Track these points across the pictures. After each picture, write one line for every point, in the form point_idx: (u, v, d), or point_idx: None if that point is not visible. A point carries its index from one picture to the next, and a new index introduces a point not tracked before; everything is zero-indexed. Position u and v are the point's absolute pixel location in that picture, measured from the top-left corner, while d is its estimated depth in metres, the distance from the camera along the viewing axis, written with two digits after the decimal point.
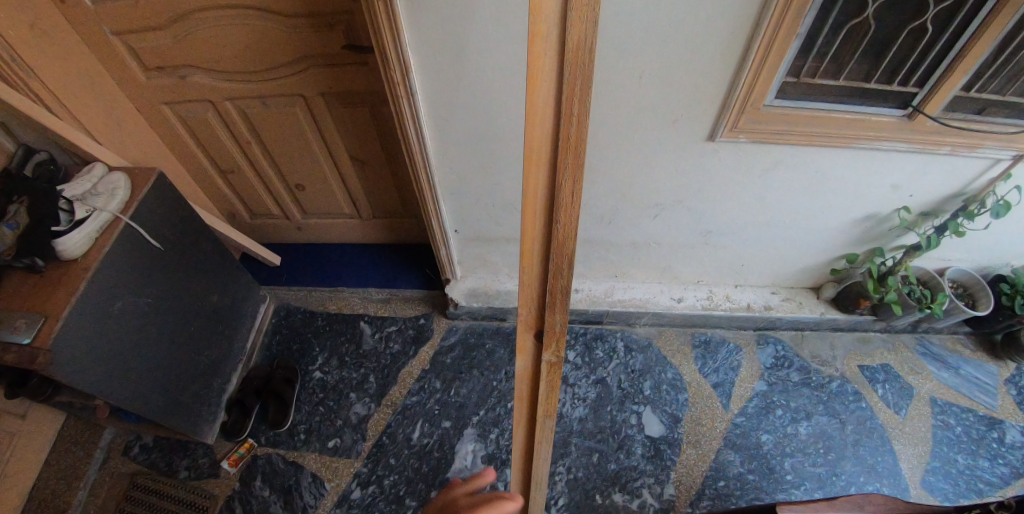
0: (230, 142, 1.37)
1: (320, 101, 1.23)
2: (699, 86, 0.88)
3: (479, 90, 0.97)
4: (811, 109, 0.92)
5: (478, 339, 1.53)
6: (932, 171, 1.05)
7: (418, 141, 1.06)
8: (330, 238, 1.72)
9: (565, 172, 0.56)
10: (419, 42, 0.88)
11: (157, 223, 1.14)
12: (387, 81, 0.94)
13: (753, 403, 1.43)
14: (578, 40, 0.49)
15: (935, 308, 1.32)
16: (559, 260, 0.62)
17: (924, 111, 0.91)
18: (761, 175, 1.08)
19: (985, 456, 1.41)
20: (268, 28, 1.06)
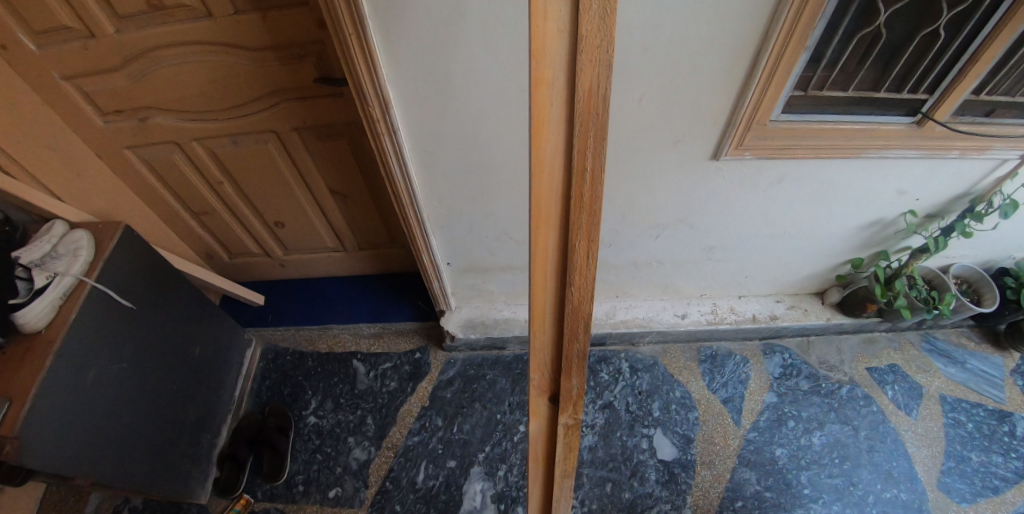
0: (200, 183, 1.29)
1: (295, 136, 1.16)
2: (701, 105, 0.83)
3: (467, 120, 0.91)
4: (818, 121, 0.88)
5: (478, 370, 1.48)
6: (939, 175, 1.02)
7: (403, 178, 1.00)
8: (315, 273, 1.65)
9: (578, 234, 0.51)
10: (398, 74, 0.81)
11: (127, 281, 1.06)
12: (366, 118, 0.88)
13: (764, 417, 1.41)
14: (590, 86, 0.42)
15: (943, 310, 1.30)
16: (575, 323, 0.57)
17: (934, 118, 0.88)
18: (765, 191, 1.04)
19: (998, 451, 1.39)
20: (231, 62, 0.98)
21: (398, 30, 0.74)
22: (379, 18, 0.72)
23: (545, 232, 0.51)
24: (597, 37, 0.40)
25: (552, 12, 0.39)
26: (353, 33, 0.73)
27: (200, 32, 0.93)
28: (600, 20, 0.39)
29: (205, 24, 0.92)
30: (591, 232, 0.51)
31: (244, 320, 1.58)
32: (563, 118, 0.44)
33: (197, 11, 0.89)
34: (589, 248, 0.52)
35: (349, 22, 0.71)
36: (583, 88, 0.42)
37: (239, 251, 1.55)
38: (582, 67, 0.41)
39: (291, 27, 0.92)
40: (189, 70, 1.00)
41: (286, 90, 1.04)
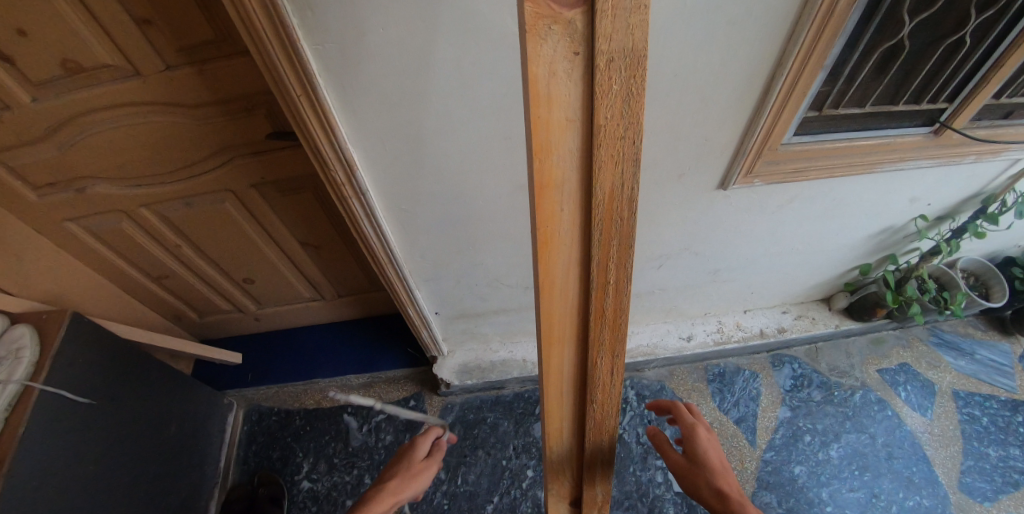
0: (157, 247, 1.20)
1: (253, 193, 1.07)
2: (709, 138, 0.87)
3: (441, 172, 0.84)
4: (833, 140, 0.92)
5: (478, 414, 1.41)
6: (950, 180, 1.08)
7: (377, 237, 0.95)
8: (295, 322, 1.57)
9: (602, 351, 0.60)
10: (361, 132, 0.74)
11: (81, 374, 0.95)
12: (329, 181, 0.80)
13: (779, 434, 1.36)
14: (610, 191, 0.44)
15: (955, 310, 1.34)
16: (600, 428, 0.68)
17: (952, 126, 0.93)
18: (777, 211, 1.08)
19: (1016, 443, 1.37)
20: (171, 121, 0.87)
21: (358, 84, 0.66)
22: (334, 75, 0.64)
23: (563, 349, 0.61)
24: (618, 126, 0.40)
25: (558, 104, 0.38)
26: (301, 93, 0.64)
27: (128, 91, 0.81)
28: (621, 105, 0.39)
29: (135, 83, 0.80)
30: (614, 347, 0.60)
31: (223, 381, 1.49)
32: (573, 221, 0.47)
33: (123, 70, 0.77)
34: (612, 363, 0.62)
35: (296, 82, 0.62)
36: (603, 191, 0.44)
37: (210, 309, 1.46)
38: (600, 165, 0.42)
39: (234, 78, 0.81)
40: (123, 135, 0.89)
41: (238, 146, 0.95)
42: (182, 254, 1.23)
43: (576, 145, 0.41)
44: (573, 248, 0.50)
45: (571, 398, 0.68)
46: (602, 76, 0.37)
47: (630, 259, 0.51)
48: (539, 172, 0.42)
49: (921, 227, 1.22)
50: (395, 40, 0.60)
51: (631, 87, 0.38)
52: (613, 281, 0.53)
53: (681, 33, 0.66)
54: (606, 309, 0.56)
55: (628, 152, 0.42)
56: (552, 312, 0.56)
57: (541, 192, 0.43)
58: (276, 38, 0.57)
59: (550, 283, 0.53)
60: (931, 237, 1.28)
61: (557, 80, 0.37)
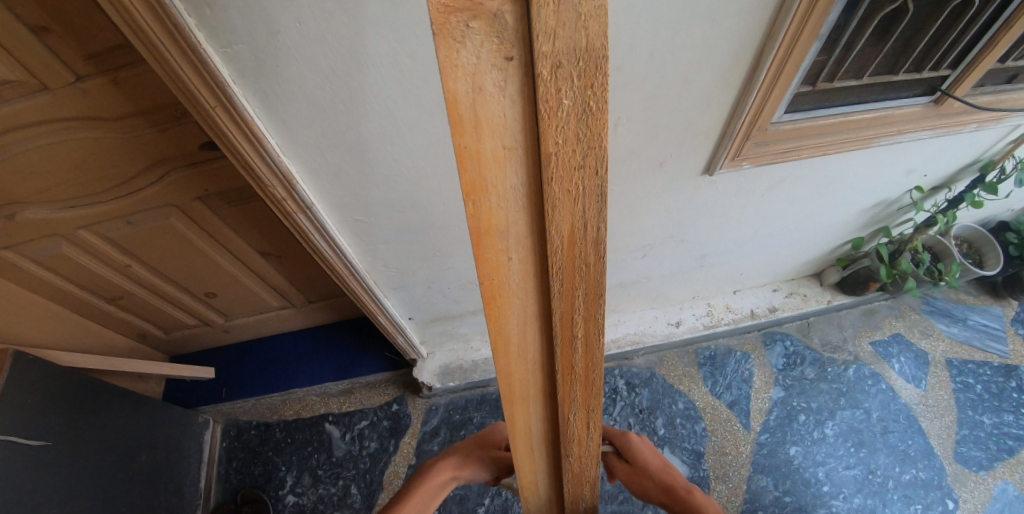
0: (106, 270, 1.12)
1: (200, 207, 1.00)
2: (693, 122, 0.82)
3: (392, 179, 0.78)
4: (828, 115, 0.89)
5: (464, 414, 1.37)
6: (949, 149, 1.05)
7: (334, 251, 0.89)
8: (266, 331, 1.50)
9: (575, 406, 0.55)
10: (295, 143, 0.67)
11: (31, 416, 0.89)
12: (269, 198, 0.73)
13: (773, 415, 1.33)
14: (571, 229, 0.37)
15: (950, 281, 1.30)
16: (579, 483, 0.64)
17: (953, 95, 0.90)
18: (767, 192, 1.03)
19: (1009, 409, 1.37)
20: (94, 137, 0.79)
21: (283, 91, 0.58)
22: (252, 83, 0.56)
23: (529, 407, 0.56)
24: (575, 152, 0.32)
25: (490, 129, 0.30)
26: (217, 105, 0.56)
27: (38, 109, 0.72)
28: (576, 128, 0.30)
29: (45, 98, 0.71)
30: (588, 402, 0.55)
31: (195, 399, 1.43)
32: (524, 271, 0.42)
33: (29, 85, 0.67)
34: (587, 419, 0.56)
35: (208, 93, 0.55)
36: (560, 233, 0.37)
37: (176, 326, 1.38)
38: (554, 203, 0.35)
39: (154, 86, 0.72)
40: (42, 157, 0.80)
41: (174, 158, 0.87)
42: (137, 275, 1.16)
43: (520, 180, 0.34)
44: (528, 299, 0.45)
45: (545, 454, 0.63)
46: (547, 88, 0.27)
47: (599, 308, 0.45)
48: (476, 216, 0.35)
49: (916, 198, 1.19)
50: (316, 39, 0.52)
51: (588, 102, 0.28)
52: (581, 333, 0.48)
53: (656, 5, 0.59)
54: (575, 363, 0.51)
55: (590, 185, 0.34)
56: (511, 371, 0.51)
57: (479, 240, 0.37)
58: (175, 48, 0.49)
59: (505, 341, 0.48)
60: (927, 208, 1.26)
61: (485, 97, 0.28)
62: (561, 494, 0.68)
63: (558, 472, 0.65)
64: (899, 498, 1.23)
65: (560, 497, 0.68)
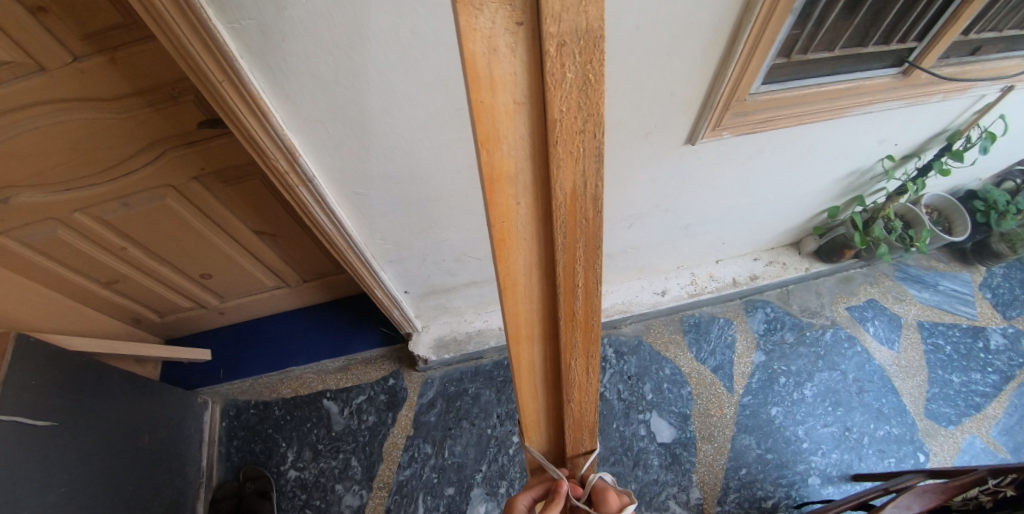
0: (102, 252, 1.13)
1: (196, 186, 1.01)
2: (677, 93, 0.85)
3: (392, 150, 0.80)
4: (802, 86, 0.92)
5: (459, 386, 1.42)
6: (919, 119, 1.10)
7: (334, 224, 0.91)
8: (261, 312, 1.52)
9: (576, 354, 0.58)
10: (299, 118, 0.69)
11: (37, 397, 0.91)
12: (272, 171, 0.75)
13: (755, 378, 1.40)
14: (573, 187, 0.42)
15: (920, 247, 1.37)
16: (580, 434, 0.67)
17: (919, 67, 0.95)
18: (747, 161, 1.07)
19: (976, 368, 1.45)
20: (91, 118, 0.80)
21: (289, 66, 0.60)
22: (261, 59, 0.58)
23: (532, 347, 0.59)
24: (576, 119, 0.37)
25: (503, 85, 0.35)
26: (225, 80, 0.58)
27: (38, 90, 0.73)
28: (577, 96, 0.36)
29: (40, 79, 0.71)
30: (587, 348, 0.58)
31: (193, 381, 1.44)
32: (531, 215, 0.46)
33: (27, 66, 0.69)
34: (587, 365, 0.60)
35: (215, 68, 0.56)
36: (564, 191, 0.42)
37: (171, 309, 1.40)
38: (559, 163, 0.40)
39: (151, 64, 0.74)
40: (40, 138, 0.80)
41: (170, 138, 0.88)
42: (136, 257, 1.17)
43: (526, 131, 0.39)
44: (534, 242, 0.48)
45: (547, 395, 0.66)
46: (553, 63, 0.33)
47: (597, 259, 0.50)
48: (489, 164, 0.40)
49: (888, 167, 1.24)
50: (320, 14, 0.54)
51: (587, 75, 0.35)
52: (582, 283, 0.52)
53: None
54: (576, 310, 0.54)
55: (590, 147, 0.40)
56: (517, 310, 0.54)
57: (491, 187, 0.41)
58: (193, 35, 0.52)
59: (513, 282, 0.51)
60: (898, 177, 1.30)
61: (498, 57, 0.33)
62: (562, 441, 0.70)
63: (559, 417, 0.68)
64: (874, 453, 1.30)
65: (562, 445, 0.70)
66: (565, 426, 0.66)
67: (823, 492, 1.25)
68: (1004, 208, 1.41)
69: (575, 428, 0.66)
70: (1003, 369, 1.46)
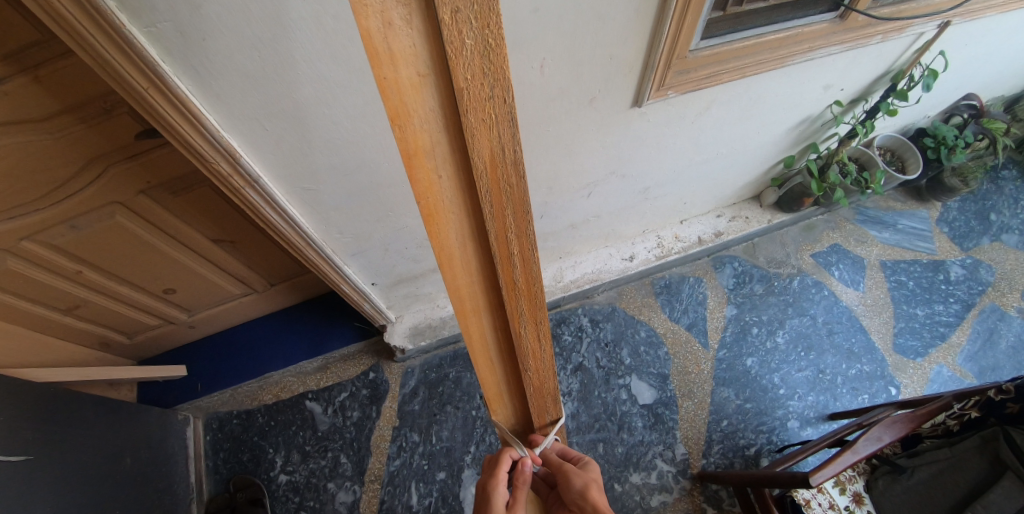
0: (53, 279, 1.08)
1: (144, 200, 0.98)
2: (615, 56, 0.81)
3: (334, 143, 0.76)
4: (740, 40, 0.90)
5: (440, 372, 1.44)
6: (862, 63, 1.10)
7: (287, 223, 0.88)
8: (233, 321, 1.50)
9: (524, 323, 0.58)
10: (235, 119, 0.64)
11: (12, 432, 0.87)
12: (215, 176, 0.71)
13: (728, 332, 1.43)
14: (492, 154, 0.39)
15: (875, 188, 1.40)
16: (543, 399, 0.68)
17: (856, 9, 0.93)
18: (696, 119, 1.06)
19: (939, 300, 1.51)
20: (20, 141, 0.76)
21: (214, 65, 0.55)
22: (183, 61, 0.54)
23: (480, 319, 0.59)
24: (483, 86, 0.34)
25: (403, 59, 0.32)
26: (150, 87, 0.54)
27: None
28: (480, 64, 0.33)
29: None
30: (535, 315, 0.58)
31: (171, 398, 1.42)
32: (456, 188, 0.43)
33: None
34: (538, 331, 0.60)
35: (136, 73, 0.52)
36: (482, 158, 0.39)
37: (140, 328, 1.36)
38: (472, 132, 0.37)
39: (77, 79, 0.71)
40: None
41: (110, 154, 0.85)
42: (93, 279, 1.13)
43: (437, 104, 0.36)
44: (464, 215, 0.46)
45: (504, 366, 0.66)
46: (449, 31, 0.30)
47: (529, 224, 0.47)
48: (403, 140, 0.37)
49: (837, 112, 1.25)
50: (237, 9, 0.50)
51: (487, 40, 0.31)
52: (517, 250, 0.50)
53: None
54: (516, 278, 0.53)
55: (501, 112, 0.36)
56: (458, 285, 0.53)
57: (410, 162, 0.39)
58: (110, 43, 0.48)
59: (448, 257, 0.49)
60: (848, 121, 1.32)
61: (395, 31, 0.31)
62: (527, 410, 0.72)
63: (521, 386, 0.68)
64: (848, 391, 1.35)
65: (526, 412, 0.72)
66: (526, 394, 0.67)
67: (802, 433, 1.29)
68: (952, 142, 1.43)
69: (537, 396, 0.67)
70: (963, 298, 1.52)
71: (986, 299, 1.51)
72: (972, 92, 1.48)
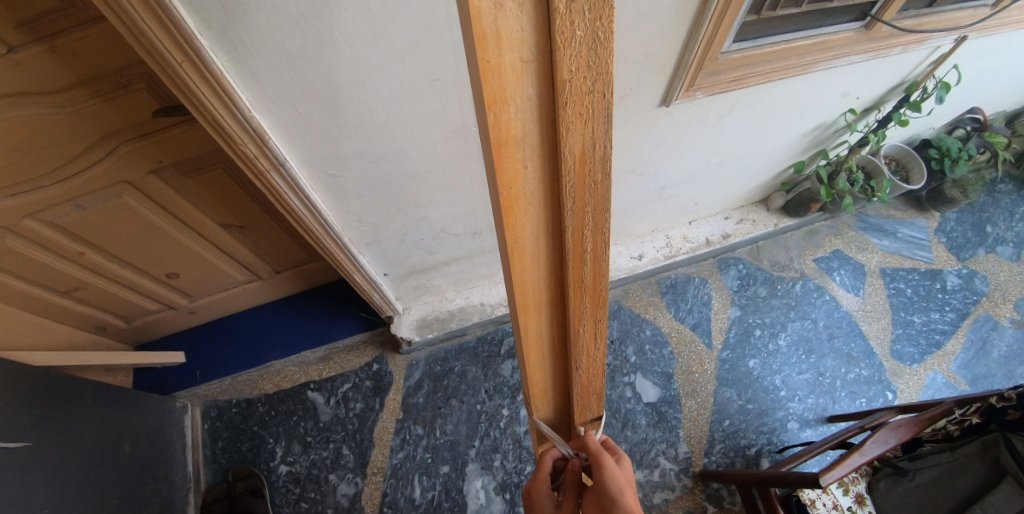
0: (54, 259, 1.06)
1: (154, 181, 0.96)
2: (650, 54, 0.81)
3: (366, 128, 0.76)
4: (769, 45, 0.91)
5: (444, 365, 1.43)
6: (880, 72, 1.12)
7: (307, 208, 0.86)
8: (236, 308, 1.48)
9: (583, 320, 0.55)
10: (268, 99, 0.64)
11: (10, 416, 0.85)
12: (240, 157, 0.70)
13: (732, 333, 1.45)
14: (582, 149, 0.37)
15: (880, 197, 1.43)
16: (587, 399, 0.64)
17: (882, 19, 0.94)
18: (718, 120, 1.07)
19: (936, 308, 1.54)
20: (33, 114, 0.74)
21: (254, 42, 0.55)
22: (223, 37, 0.53)
23: (540, 315, 0.55)
24: (585, 79, 0.32)
25: (509, 43, 0.29)
26: (184, 60, 0.53)
27: None
28: (587, 56, 0.31)
29: None
30: (595, 313, 0.55)
31: (169, 385, 1.39)
32: (540, 180, 0.40)
33: None
34: (595, 329, 0.57)
35: (174, 47, 0.51)
36: (573, 153, 0.37)
37: (139, 312, 1.33)
38: (568, 126, 0.35)
39: (96, 51, 0.70)
40: None
41: (123, 131, 0.84)
42: (97, 260, 1.11)
43: (534, 91, 0.33)
44: (543, 209, 0.43)
45: (553, 364, 0.63)
46: (562, 21, 0.28)
47: (608, 221, 0.45)
48: (495, 128, 0.34)
49: (850, 120, 1.26)
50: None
51: (597, 33, 0.30)
52: (591, 247, 0.47)
53: None
54: (584, 276, 0.50)
55: (599, 108, 0.35)
56: (525, 279, 0.49)
57: (499, 152, 0.36)
58: (147, 12, 0.46)
59: (520, 251, 0.46)
60: (861, 130, 1.33)
61: (505, 14, 0.28)
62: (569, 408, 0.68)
63: (567, 384, 0.66)
64: (847, 394, 1.37)
65: (568, 410, 0.69)
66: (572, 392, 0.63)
67: (802, 435, 1.31)
68: (956, 154, 1.47)
69: (583, 394, 0.63)
70: (959, 307, 1.55)
71: (981, 309, 1.55)
72: (976, 106, 1.52)
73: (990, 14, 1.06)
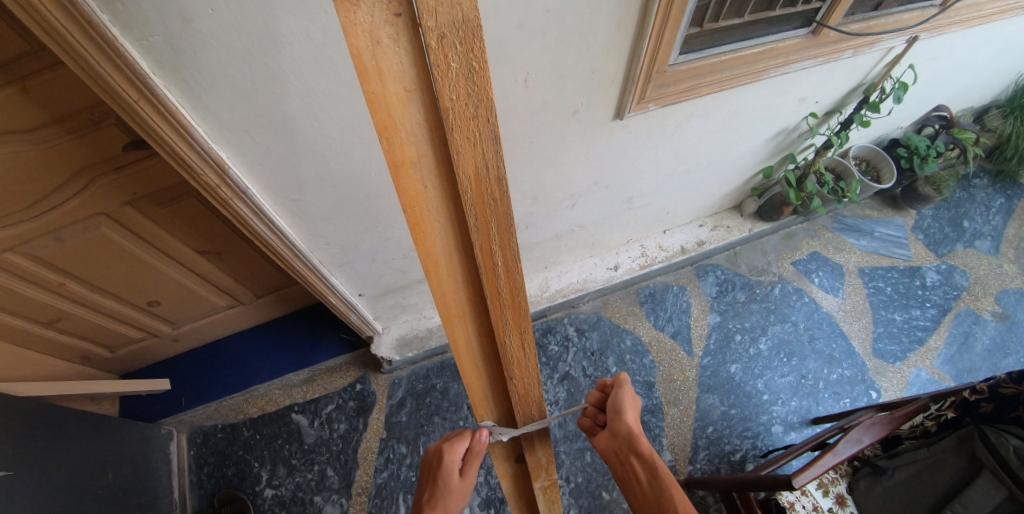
0: (35, 290, 1.06)
1: (130, 211, 0.98)
2: (597, 69, 0.83)
3: (321, 153, 0.77)
4: (716, 56, 0.93)
5: (427, 383, 1.45)
6: (835, 76, 1.13)
7: (273, 232, 0.87)
8: (219, 333, 1.50)
9: (509, 333, 0.56)
10: (223, 130, 0.65)
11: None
12: (201, 186, 0.71)
13: (712, 338, 1.46)
14: (475, 170, 0.40)
15: (851, 197, 1.44)
16: (528, 407, 0.66)
17: (827, 25, 0.96)
18: (677, 130, 1.08)
19: (916, 305, 1.55)
20: (11, 152, 0.76)
21: (204, 79, 0.57)
22: (174, 75, 0.55)
23: (466, 326, 0.57)
24: (468, 106, 0.36)
25: (391, 75, 0.33)
26: (141, 99, 0.55)
27: None
28: (465, 85, 0.34)
29: None
30: (519, 324, 0.56)
31: (154, 413, 1.39)
32: (441, 197, 0.43)
33: None
34: (522, 340, 0.58)
35: (129, 87, 0.53)
36: (466, 174, 0.40)
37: (122, 341, 1.34)
38: (457, 149, 0.38)
39: (66, 91, 0.72)
40: None
41: (97, 165, 0.85)
42: (77, 290, 1.11)
43: (422, 117, 0.37)
44: (450, 223, 0.46)
45: (491, 373, 0.65)
46: (435, 55, 0.32)
47: (513, 237, 0.46)
48: (390, 152, 0.38)
49: (812, 124, 1.28)
50: (229, 23, 0.51)
51: (472, 64, 0.33)
52: (501, 262, 0.49)
53: None
54: (501, 289, 0.51)
55: (486, 132, 0.37)
56: (444, 292, 0.52)
57: (396, 173, 0.39)
58: (98, 52, 0.48)
59: (434, 263, 0.48)
60: (824, 133, 1.36)
61: (383, 49, 0.32)
62: (512, 416, 0.69)
63: (507, 393, 0.67)
64: (830, 396, 1.37)
65: (512, 419, 0.70)
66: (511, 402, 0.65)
67: (786, 438, 1.31)
68: (924, 152, 1.49)
69: (522, 403, 0.65)
70: (939, 303, 1.56)
71: (962, 304, 1.56)
72: (942, 103, 1.55)
73: (936, 14, 1.07)
